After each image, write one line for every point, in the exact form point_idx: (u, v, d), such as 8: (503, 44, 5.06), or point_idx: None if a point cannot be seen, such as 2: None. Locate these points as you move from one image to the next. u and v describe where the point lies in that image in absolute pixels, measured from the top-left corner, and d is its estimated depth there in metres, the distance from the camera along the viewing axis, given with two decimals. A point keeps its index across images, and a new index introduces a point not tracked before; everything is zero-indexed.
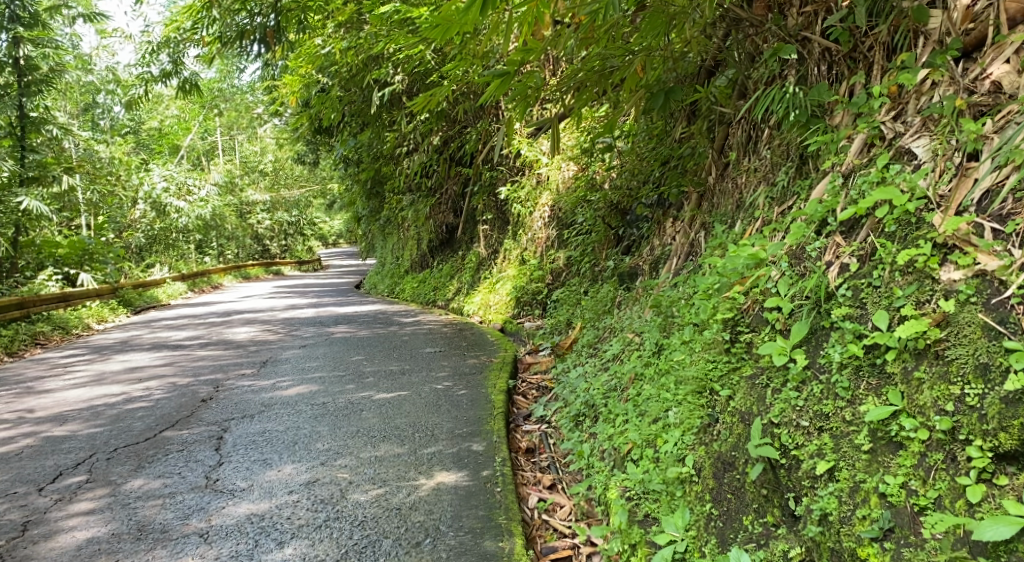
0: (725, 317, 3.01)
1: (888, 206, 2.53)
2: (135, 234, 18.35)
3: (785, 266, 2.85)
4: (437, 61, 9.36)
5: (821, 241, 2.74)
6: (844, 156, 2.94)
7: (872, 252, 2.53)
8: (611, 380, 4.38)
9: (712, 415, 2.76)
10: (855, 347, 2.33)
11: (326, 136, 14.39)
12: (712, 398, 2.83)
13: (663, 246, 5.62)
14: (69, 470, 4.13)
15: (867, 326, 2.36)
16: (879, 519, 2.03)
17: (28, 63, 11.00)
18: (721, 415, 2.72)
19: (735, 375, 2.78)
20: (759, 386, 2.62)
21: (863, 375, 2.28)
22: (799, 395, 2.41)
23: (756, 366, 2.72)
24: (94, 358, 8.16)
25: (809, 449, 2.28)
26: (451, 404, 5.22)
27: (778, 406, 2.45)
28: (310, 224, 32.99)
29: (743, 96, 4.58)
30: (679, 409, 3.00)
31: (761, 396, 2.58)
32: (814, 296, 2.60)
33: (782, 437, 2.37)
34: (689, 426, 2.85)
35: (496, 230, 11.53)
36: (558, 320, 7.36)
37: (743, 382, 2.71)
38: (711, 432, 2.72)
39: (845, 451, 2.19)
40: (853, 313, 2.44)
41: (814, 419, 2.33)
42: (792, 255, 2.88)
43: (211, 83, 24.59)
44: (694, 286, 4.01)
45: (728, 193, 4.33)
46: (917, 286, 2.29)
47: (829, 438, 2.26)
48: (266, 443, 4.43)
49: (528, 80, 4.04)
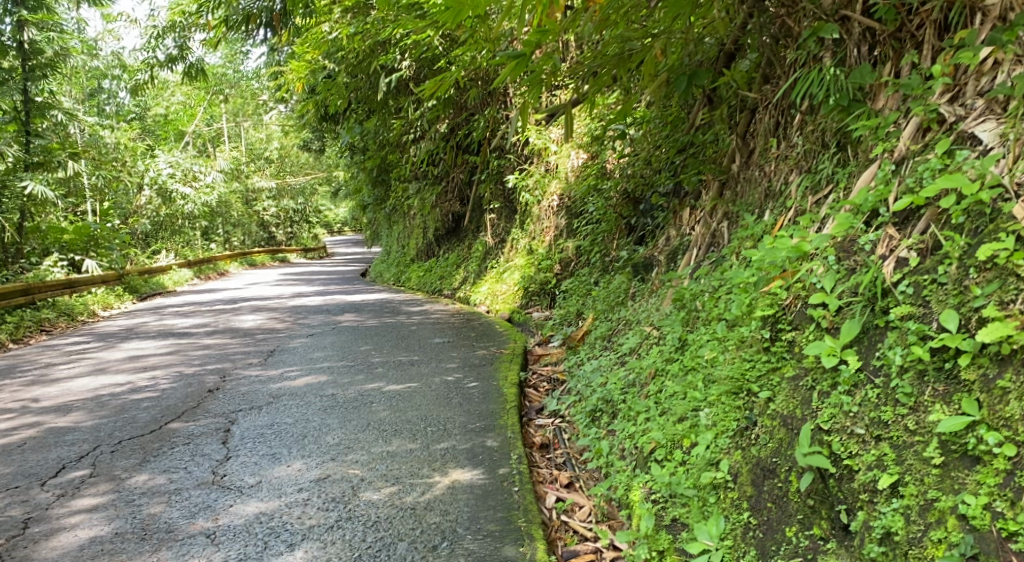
0: (765, 314, 2.89)
1: (955, 195, 2.34)
2: (141, 221, 18.24)
3: (832, 261, 2.70)
4: (445, 46, 9.19)
5: (873, 234, 2.59)
6: (897, 142, 2.78)
7: (936, 246, 2.36)
8: (629, 374, 4.23)
9: (749, 418, 2.64)
10: (919, 350, 2.18)
11: (331, 123, 14.24)
12: (750, 400, 2.71)
13: (681, 236, 5.43)
14: (72, 463, 4.01)
15: (932, 326, 2.21)
16: (959, 545, 1.85)
17: (32, 47, 10.85)
18: (759, 418, 2.60)
19: (776, 376, 2.65)
20: (803, 388, 2.49)
21: (929, 380, 2.14)
22: (851, 400, 2.28)
23: (800, 366, 2.58)
24: (99, 345, 8.05)
25: (865, 459, 2.15)
26: (462, 397, 5.07)
27: (829, 411, 2.32)
28: (314, 212, 32.92)
29: (771, 81, 4.38)
30: (711, 410, 2.87)
31: (807, 399, 2.45)
32: (868, 292, 2.46)
33: (834, 445, 2.24)
34: (723, 429, 2.72)
35: (503, 219, 11.37)
36: (569, 310, 7.21)
37: (785, 384, 2.58)
38: (749, 436, 2.60)
39: (907, 464, 2.05)
40: (915, 312, 2.28)
41: (870, 426, 2.19)
42: (839, 249, 2.72)
43: (216, 68, 24.44)
44: (721, 279, 3.85)
45: (755, 182, 4.16)
46: (999, 284, 2.09)
47: (888, 448, 2.12)
48: (274, 437, 4.31)
49: (545, 63, 3.83)
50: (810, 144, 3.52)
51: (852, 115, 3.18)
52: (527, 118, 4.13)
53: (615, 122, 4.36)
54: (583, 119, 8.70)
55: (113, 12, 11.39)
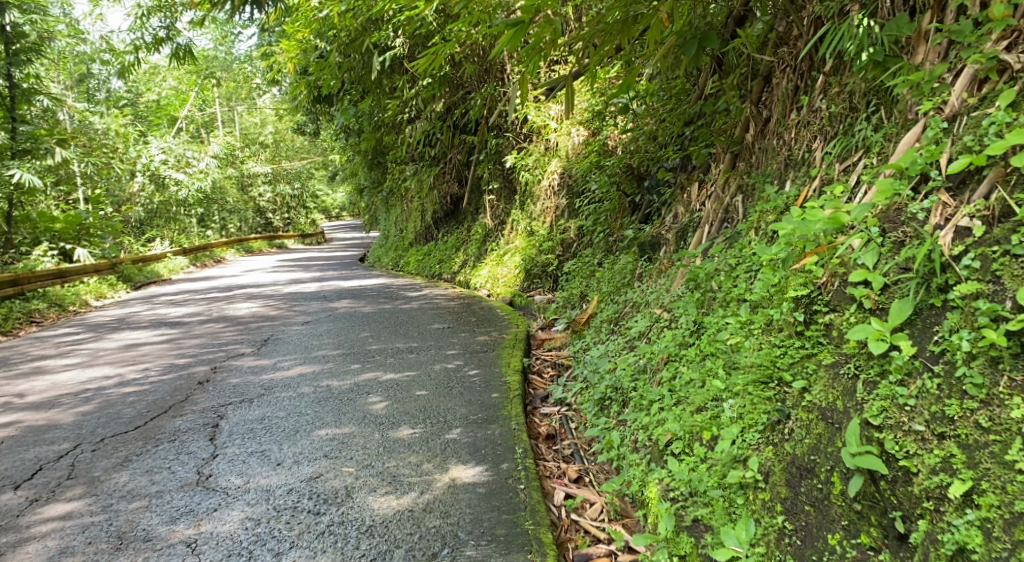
0: (797, 295, 2.65)
1: None
2: (135, 209, 17.85)
3: (875, 233, 2.45)
4: (439, 21, 8.84)
5: (926, 202, 2.35)
6: (949, 96, 2.51)
7: (1005, 214, 2.13)
8: (640, 360, 3.99)
9: (782, 411, 2.43)
10: (992, 334, 1.96)
11: (326, 104, 13.89)
12: (782, 390, 2.49)
13: (690, 212, 5.15)
14: (49, 464, 3.77)
15: (1007, 306, 1.99)
16: None
17: (16, 31, 10.47)
18: (793, 411, 2.39)
19: (812, 363, 2.44)
20: (843, 376, 2.29)
21: (1004, 370, 1.93)
22: (906, 392, 2.09)
23: (839, 353, 2.37)
24: (90, 336, 7.80)
25: (929, 461, 1.96)
26: (463, 386, 4.83)
27: (879, 404, 2.12)
28: (310, 197, 32.60)
29: (786, 44, 4.11)
30: (735, 402, 2.65)
31: (849, 389, 2.25)
32: (923, 268, 2.23)
33: (887, 443, 2.06)
34: (752, 422, 2.51)
35: (503, 200, 11.09)
36: (572, 292, 6.96)
37: (822, 372, 2.37)
38: (783, 431, 2.39)
39: (983, 469, 1.87)
40: (984, 290, 2.05)
41: (930, 423, 2.00)
42: (883, 219, 2.48)
43: (206, 52, 23.95)
44: (738, 257, 3.60)
45: (772, 152, 3.89)
46: None
47: (957, 448, 1.93)
48: (265, 432, 4.07)
49: (546, 29, 3.54)
50: (837, 108, 3.29)
51: (889, 71, 2.92)
52: (527, 91, 3.84)
53: (617, 96, 4.03)
54: (583, 95, 8.39)
55: None
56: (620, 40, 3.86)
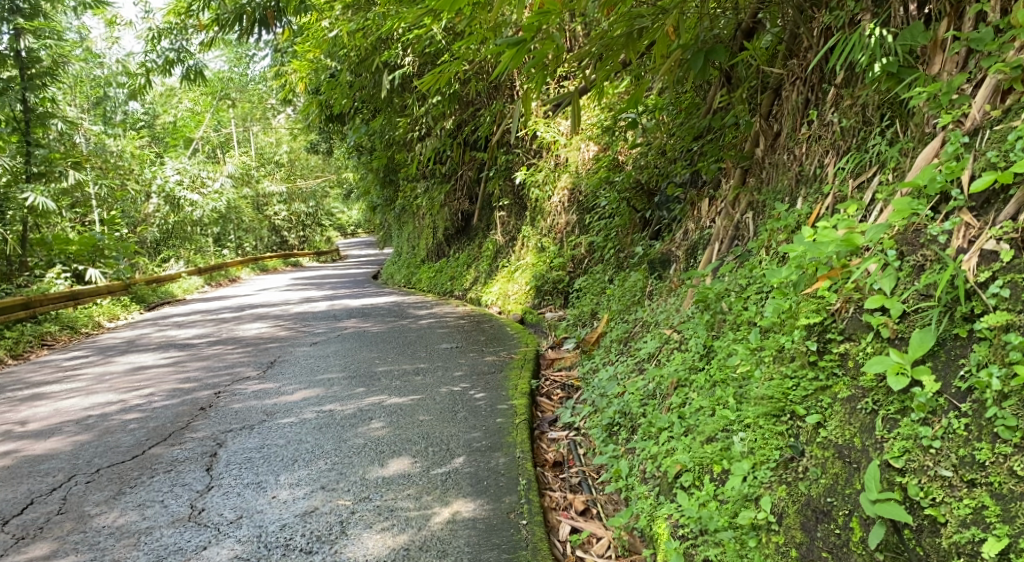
0: (810, 322, 2.52)
1: None
2: (150, 229, 17.87)
3: (893, 256, 2.32)
4: (449, 39, 8.76)
5: (949, 222, 2.22)
6: (970, 107, 2.37)
7: None
8: (649, 384, 3.82)
9: (795, 447, 2.32)
10: None
11: (338, 123, 13.89)
12: (795, 425, 2.38)
13: (700, 229, 5.00)
14: (41, 498, 3.71)
15: None
16: None
17: (30, 56, 10.48)
18: (807, 447, 2.29)
19: (826, 396, 2.33)
20: (861, 412, 2.18)
21: None
22: (930, 432, 1.98)
23: (856, 386, 2.25)
24: (97, 359, 7.74)
25: (959, 512, 1.86)
26: (468, 411, 4.69)
27: (901, 445, 2.02)
28: (325, 215, 32.71)
29: (796, 55, 3.98)
30: (747, 436, 2.52)
31: (868, 425, 2.14)
32: (945, 295, 2.11)
33: (910, 489, 1.95)
34: (763, 458, 2.40)
35: (513, 216, 10.97)
36: (582, 310, 6.82)
37: (838, 406, 2.26)
38: (797, 470, 2.28)
39: (1020, 524, 1.76)
40: (1015, 322, 1.93)
41: (959, 468, 1.89)
42: (901, 241, 2.35)
43: (221, 73, 24.12)
44: (749, 277, 3.46)
45: (783, 167, 3.75)
46: None
47: (989, 498, 1.83)
48: (263, 461, 3.96)
49: (549, 45, 3.47)
50: (849, 121, 3.15)
51: (903, 83, 2.78)
52: (532, 108, 3.80)
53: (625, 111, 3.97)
54: (593, 110, 8.26)
55: (111, 15, 10.98)
56: (625, 55, 3.76)
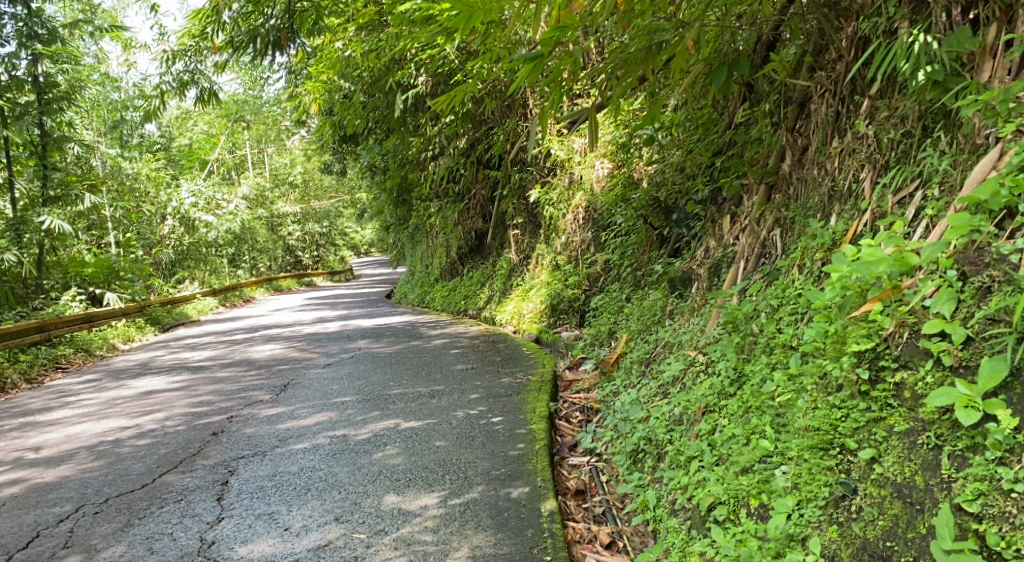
0: (859, 349, 2.41)
1: None
2: (165, 250, 17.85)
3: (953, 276, 2.22)
4: (462, 58, 8.68)
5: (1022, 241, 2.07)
6: None
7: None
8: (674, 409, 3.67)
9: (847, 485, 2.21)
10: None
11: (352, 143, 13.88)
12: (846, 460, 2.26)
13: (723, 247, 4.87)
14: (48, 530, 3.60)
15: None
16: None
17: (47, 81, 10.48)
18: (861, 485, 2.18)
19: (880, 429, 2.22)
20: (922, 447, 2.07)
21: None
22: (1007, 474, 1.85)
23: (914, 419, 2.15)
24: (110, 383, 7.66)
25: None
26: (486, 435, 4.54)
27: (974, 487, 1.89)
28: (339, 234, 32.80)
29: (822, 68, 3.89)
30: (790, 469, 2.40)
31: (931, 463, 2.03)
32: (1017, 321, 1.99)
33: (988, 538, 1.82)
34: (810, 495, 2.28)
35: (528, 234, 10.87)
36: (599, 329, 6.67)
37: (895, 440, 2.15)
38: (849, 509, 2.17)
39: None
40: None
41: None
42: (961, 260, 2.24)
43: (236, 95, 24.31)
44: (781, 297, 3.33)
45: (813, 182, 3.63)
46: None
47: None
48: (275, 490, 3.84)
49: (566, 61, 3.37)
50: (886, 134, 3.06)
51: (950, 92, 2.65)
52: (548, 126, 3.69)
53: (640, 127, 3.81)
54: (608, 126, 8.15)
55: (127, 38, 11.02)
56: (645, 71, 3.64)
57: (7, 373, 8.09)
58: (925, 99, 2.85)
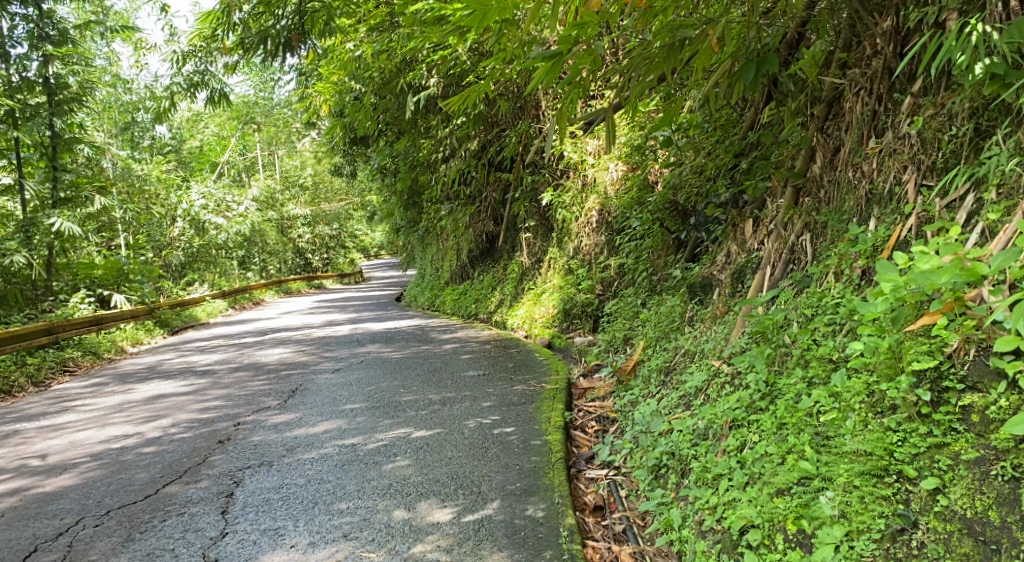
0: (917, 369, 2.39)
1: None
2: (176, 253, 17.76)
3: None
4: (474, 60, 8.52)
5: None
6: None
7: None
8: (699, 422, 3.49)
9: (906, 517, 2.15)
10: None
11: (362, 145, 13.79)
12: (904, 489, 2.21)
13: (746, 252, 4.72)
14: (46, 544, 3.47)
15: None
16: None
17: (58, 82, 10.38)
18: (922, 518, 2.12)
19: (944, 456, 2.18)
20: (995, 479, 2.04)
21: None
22: None
23: (985, 447, 2.12)
24: (118, 387, 7.55)
25: None
26: (500, 447, 4.38)
27: None
28: (349, 236, 32.73)
29: (853, 66, 3.78)
30: (839, 496, 2.32)
31: (1008, 497, 1.99)
32: None
33: None
34: (861, 526, 2.20)
35: (539, 237, 10.71)
36: (614, 335, 6.50)
37: (964, 471, 2.12)
38: (909, 544, 2.11)
39: None
40: None
41: None
42: None
43: (247, 97, 24.27)
44: (816, 306, 3.22)
45: (848, 186, 3.53)
46: None
47: None
48: (282, 504, 3.69)
49: (586, 59, 3.19)
50: (932, 133, 2.99)
51: (1011, 87, 2.48)
52: (565, 129, 3.49)
53: (657, 129, 3.66)
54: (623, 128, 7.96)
55: (139, 39, 10.91)
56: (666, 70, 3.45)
57: (13, 376, 8.00)
58: (980, 95, 2.77)
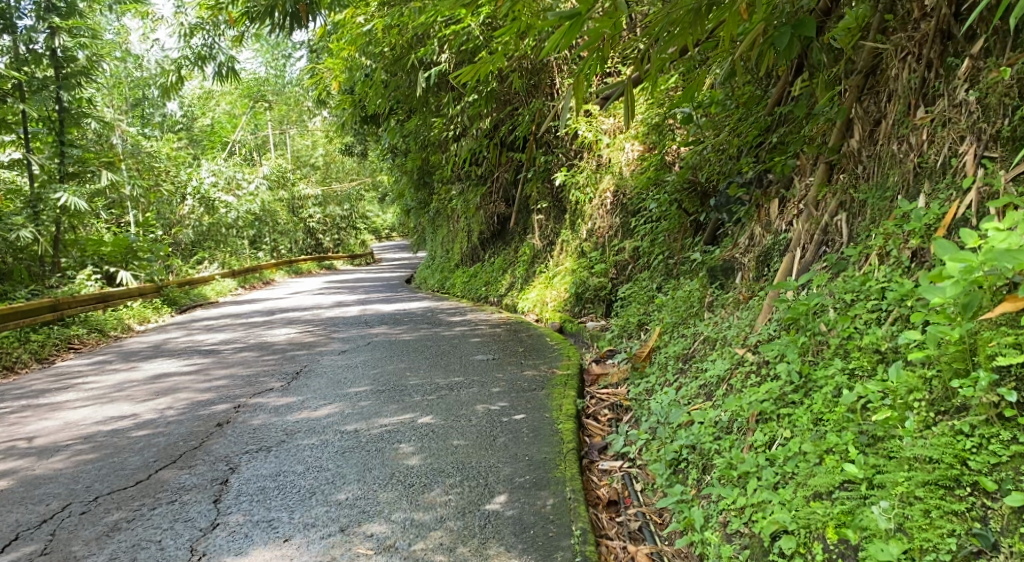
0: (997, 365, 2.16)
1: None
2: (186, 231, 17.57)
3: None
4: (487, 34, 8.21)
5: None
6: None
7: None
8: (722, 414, 3.24)
9: (985, 539, 1.92)
10: None
11: (373, 123, 13.49)
12: (981, 504, 1.99)
13: (772, 234, 4.44)
14: (27, 532, 3.28)
15: None
16: None
17: (65, 55, 10.15)
18: (1007, 539, 1.89)
19: None
20: None
21: None
22: None
23: None
24: (121, 366, 7.38)
25: None
26: (508, 435, 4.15)
27: None
28: (360, 217, 32.49)
29: (896, 31, 3.51)
30: (898, 507, 2.09)
31: None
32: None
33: None
34: (925, 545, 1.97)
35: (552, 220, 10.39)
36: (627, 320, 6.24)
37: None
38: None
39: None
40: None
41: None
42: None
43: (258, 76, 23.96)
44: (857, 292, 2.97)
45: (893, 161, 3.28)
46: None
47: None
48: (277, 493, 3.49)
49: (606, 24, 2.82)
50: (997, 98, 2.76)
51: None
52: (582, 104, 3.14)
53: (677, 106, 3.38)
54: (640, 106, 7.65)
55: (146, 11, 10.62)
56: (693, 40, 3.03)
57: (16, 352, 7.86)
58: None
